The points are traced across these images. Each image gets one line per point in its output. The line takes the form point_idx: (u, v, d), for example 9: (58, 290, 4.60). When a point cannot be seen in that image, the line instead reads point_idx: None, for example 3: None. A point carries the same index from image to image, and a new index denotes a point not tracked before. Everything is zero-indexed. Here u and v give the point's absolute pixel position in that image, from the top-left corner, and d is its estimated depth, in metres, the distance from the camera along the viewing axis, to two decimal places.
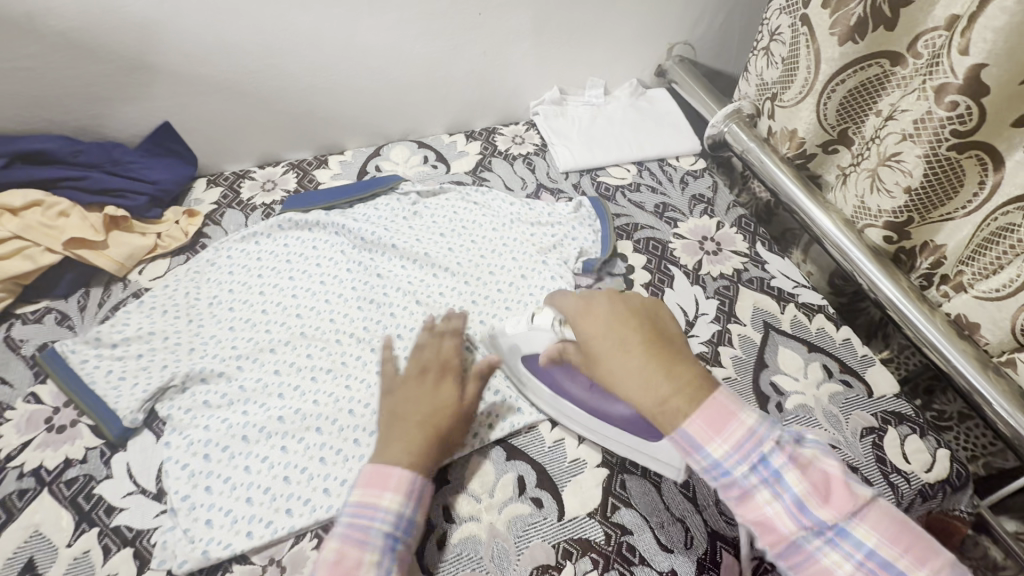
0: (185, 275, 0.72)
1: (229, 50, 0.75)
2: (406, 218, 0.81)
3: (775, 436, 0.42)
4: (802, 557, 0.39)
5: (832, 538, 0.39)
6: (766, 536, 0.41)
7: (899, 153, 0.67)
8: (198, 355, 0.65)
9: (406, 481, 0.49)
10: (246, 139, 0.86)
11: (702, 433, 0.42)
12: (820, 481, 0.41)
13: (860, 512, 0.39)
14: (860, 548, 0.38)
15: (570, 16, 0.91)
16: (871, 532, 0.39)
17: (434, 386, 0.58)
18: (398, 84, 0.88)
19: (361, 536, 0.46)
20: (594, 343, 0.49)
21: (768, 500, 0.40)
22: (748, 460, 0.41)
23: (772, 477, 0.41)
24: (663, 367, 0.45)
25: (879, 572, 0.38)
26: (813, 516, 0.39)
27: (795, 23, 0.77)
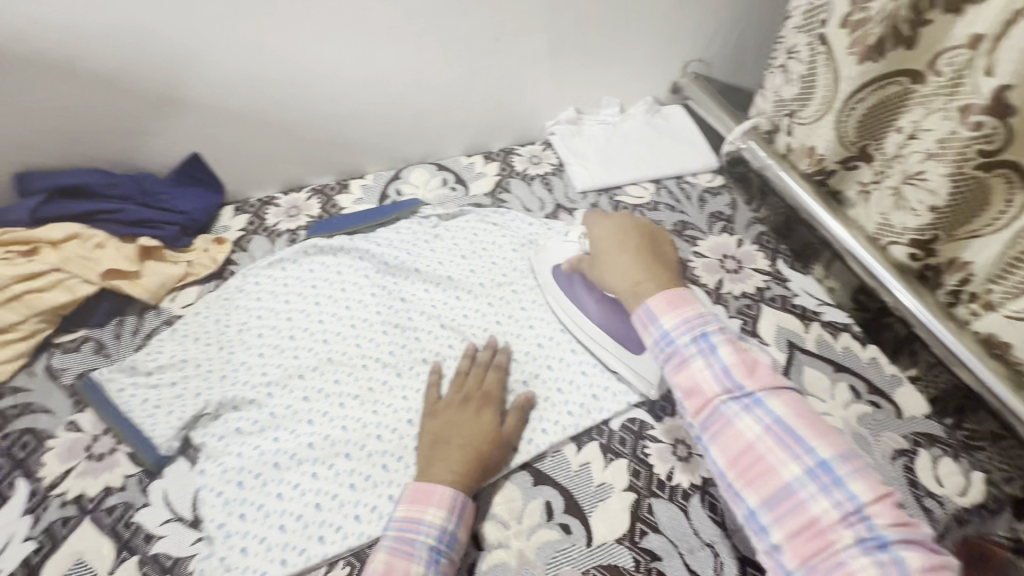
0: (216, 302, 0.74)
1: (255, 82, 0.78)
2: (428, 240, 0.83)
3: (719, 326, 0.56)
4: (722, 418, 0.51)
5: (750, 404, 0.51)
6: (694, 396, 0.54)
7: (922, 171, 0.68)
8: (230, 382, 0.66)
9: (449, 497, 0.53)
10: (271, 167, 0.88)
11: (662, 308, 0.58)
12: (748, 361, 0.53)
13: (775, 392, 0.51)
14: (770, 416, 0.50)
15: (586, 38, 0.92)
16: (783, 406, 0.50)
17: (476, 414, 0.61)
18: (417, 109, 0.90)
19: (407, 548, 0.49)
20: (605, 247, 0.69)
21: (701, 368, 0.54)
22: (691, 333, 0.56)
23: (708, 350, 0.54)
24: (646, 265, 0.65)
25: (783, 435, 0.48)
26: (734, 382, 0.52)
27: (812, 42, 0.78)
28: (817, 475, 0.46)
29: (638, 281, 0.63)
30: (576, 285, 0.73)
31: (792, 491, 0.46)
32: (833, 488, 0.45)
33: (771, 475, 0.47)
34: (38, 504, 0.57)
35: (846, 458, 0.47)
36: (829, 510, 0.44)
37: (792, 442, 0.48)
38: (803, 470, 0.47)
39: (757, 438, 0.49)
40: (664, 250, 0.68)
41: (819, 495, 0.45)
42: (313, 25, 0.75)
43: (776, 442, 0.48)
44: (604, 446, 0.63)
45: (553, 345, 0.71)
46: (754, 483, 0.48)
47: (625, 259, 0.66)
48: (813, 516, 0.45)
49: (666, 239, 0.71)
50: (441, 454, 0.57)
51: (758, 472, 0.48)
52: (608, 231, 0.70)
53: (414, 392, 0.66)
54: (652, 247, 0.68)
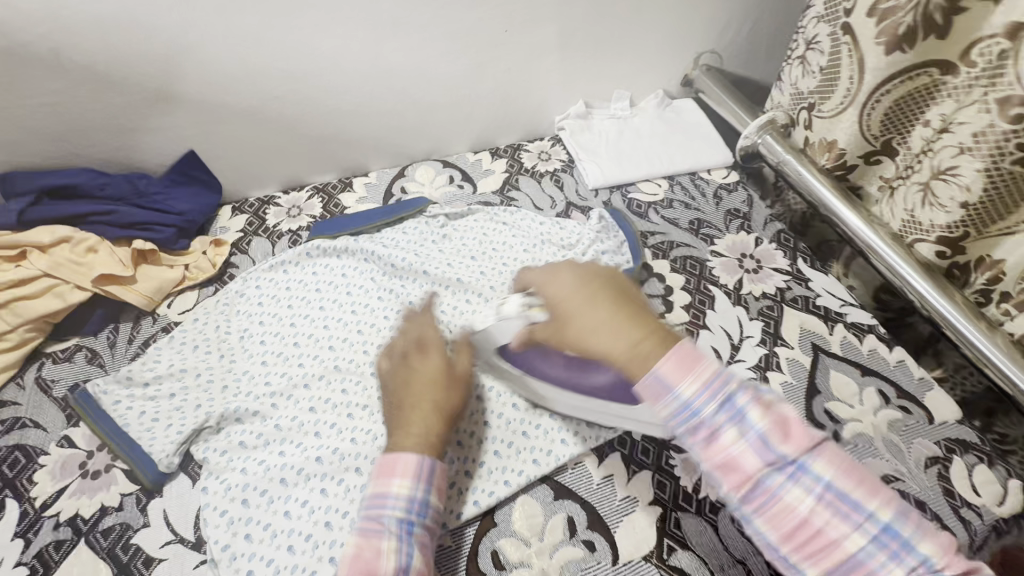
0: (215, 307, 0.71)
1: (253, 76, 0.74)
2: (436, 241, 0.79)
3: (739, 378, 0.40)
4: (767, 496, 0.37)
5: (795, 474, 0.38)
6: (728, 477, 0.39)
7: (956, 166, 0.64)
8: (233, 394, 0.63)
9: (412, 464, 0.48)
10: (271, 165, 0.84)
11: (672, 373, 0.40)
12: (781, 417, 0.39)
13: (817, 448, 0.38)
14: (819, 482, 0.37)
15: (596, 30, 0.88)
16: (830, 467, 0.38)
17: (419, 364, 0.57)
18: (422, 103, 0.86)
19: (376, 528, 0.46)
20: (563, 307, 0.46)
21: (734, 440, 0.38)
22: (713, 396, 0.39)
23: (736, 415, 0.39)
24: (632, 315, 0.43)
25: (837, 504, 0.37)
26: (776, 451, 0.38)
27: (835, 32, 0.74)
28: (884, 541, 0.36)
29: (638, 345, 0.42)
30: (528, 357, 0.58)
31: (860, 564, 0.36)
32: (904, 552, 0.35)
33: (833, 549, 0.36)
34: (30, 526, 0.54)
35: (904, 512, 0.37)
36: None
37: (849, 509, 0.37)
38: (869, 538, 0.36)
39: (811, 511, 0.37)
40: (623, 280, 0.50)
41: (891, 564, 0.35)
42: (314, 15, 0.71)
43: (831, 513, 0.36)
44: (626, 457, 0.61)
45: None
46: (811, 563, 0.37)
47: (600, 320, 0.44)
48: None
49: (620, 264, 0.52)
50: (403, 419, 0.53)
51: (816, 548, 0.37)
52: (562, 287, 0.47)
53: None
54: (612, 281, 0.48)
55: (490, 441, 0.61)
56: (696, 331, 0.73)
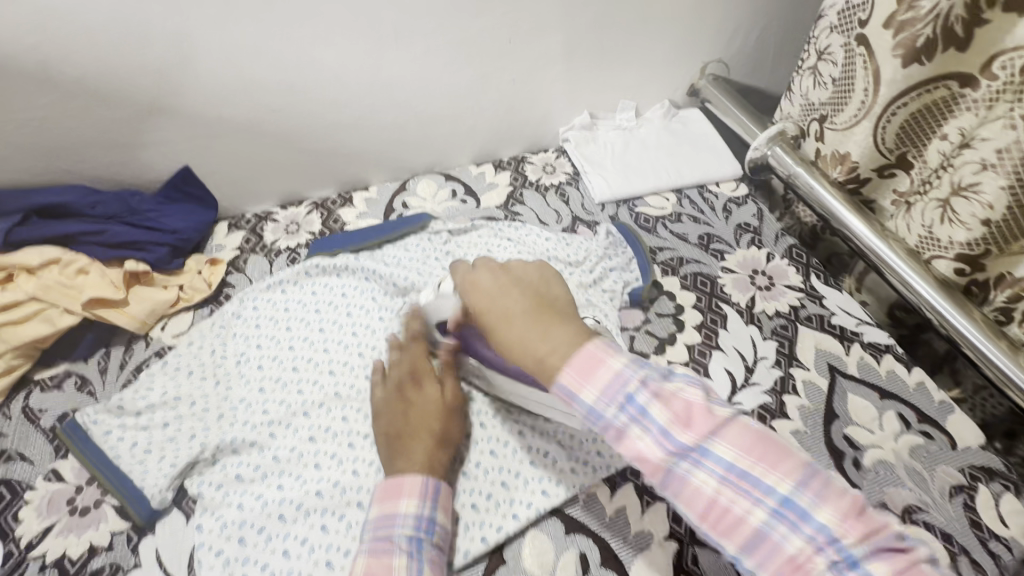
0: (210, 330, 0.69)
1: (251, 89, 0.72)
2: (439, 259, 0.77)
3: (639, 371, 0.40)
4: (675, 483, 0.38)
5: (698, 459, 0.37)
6: (644, 469, 0.39)
7: (978, 183, 0.63)
8: (229, 423, 0.61)
9: (418, 483, 0.49)
10: (269, 180, 0.82)
11: (574, 383, 0.41)
12: (682, 406, 0.39)
13: (719, 431, 0.37)
14: (721, 464, 0.37)
15: (602, 40, 0.86)
16: (730, 448, 0.37)
17: (416, 395, 0.57)
18: (424, 116, 0.84)
19: (387, 545, 0.46)
20: (486, 316, 0.47)
21: (638, 435, 0.38)
22: (612, 397, 0.40)
23: (637, 412, 0.39)
24: (542, 326, 0.44)
25: (740, 483, 0.36)
26: (675, 439, 0.38)
27: (849, 43, 0.72)
28: (782, 513, 0.35)
29: (541, 354, 0.42)
30: (469, 337, 0.59)
31: (764, 542, 0.35)
32: (802, 522, 0.34)
33: (738, 528, 0.36)
34: (15, 567, 0.51)
35: (806, 481, 0.36)
36: (806, 550, 0.34)
37: (748, 484, 0.36)
38: (768, 513, 0.35)
39: (715, 493, 0.36)
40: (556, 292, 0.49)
41: (791, 536, 0.35)
42: (315, 27, 0.69)
43: (734, 493, 0.36)
44: (640, 487, 0.58)
45: None
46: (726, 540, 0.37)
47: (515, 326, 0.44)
48: (793, 563, 0.34)
49: (553, 275, 0.51)
50: (403, 449, 0.53)
51: (726, 528, 0.36)
52: (484, 291, 0.48)
53: None
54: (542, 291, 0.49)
55: (497, 472, 0.59)
56: (708, 352, 0.70)
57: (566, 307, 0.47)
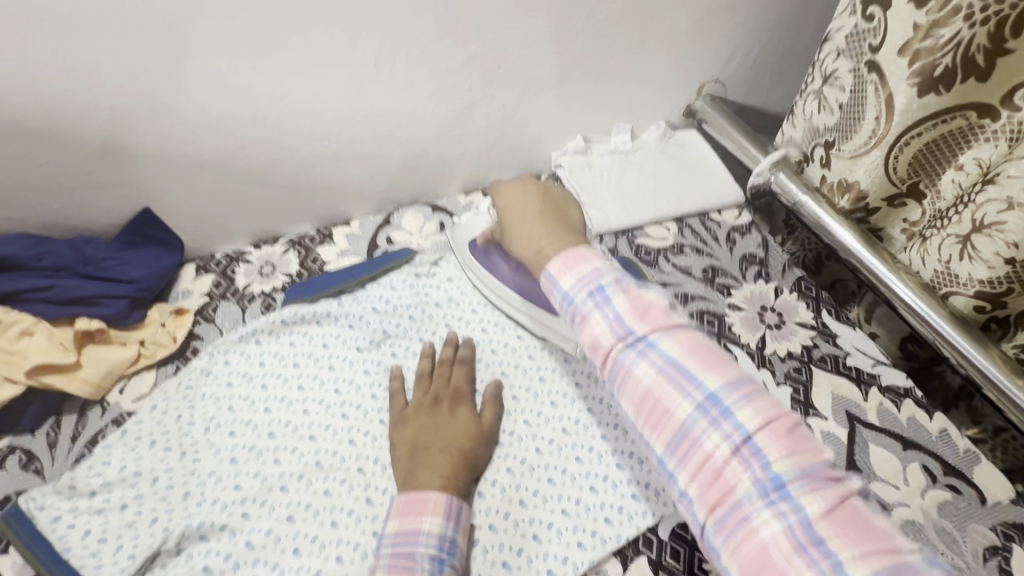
0: (176, 392, 0.62)
1: (217, 126, 0.66)
2: (431, 299, 0.72)
3: (615, 271, 0.44)
4: (619, 369, 0.41)
5: (644, 349, 0.41)
6: (595, 354, 0.43)
7: (1002, 223, 0.58)
8: (196, 503, 0.54)
9: (444, 502, 0.50)
10: (242, 218, 0.76)
11: (557, 269, 0.46)
12: (643, 301, 0.42)
13: (670, 329, 0.41)
14: (663, 357, 0.40)
15: (598, 62, 0.81)
16: (675, 344, 0.40)
17: (449, 414, 0.59)
18: (409, 145, 0.79)
19: (408, 562, 0.46)
20: (506, 214, 0.55)
21: (596, 320, 0.42)
22: (583, 285, 0.44)
23: (602, 299, 0.43)
24: (549, 229, 0.50)
25: (678, 378, 0.39)
26: (625, 327, 0.41)
27: (859, 69, 0.68)
28: (709, 412, 0.38)
29: (541, 247, 0.49)
30: (491, 257, 0.69)
31: (687, 433, 0.38)
32: (726, 422, 0.37)
33: (669, 419, 0.39)
34: None
35: (738, 387, 0.38)
36: (724, 447, 0.37)
37: (683, 380, 0.39)
38: (696, 408, 0.38)
39: (651, 384, 0.40)
40: (572, 212, 0.55)
41: (713, 433, 0.37)
42: (290, 58, 0.63)
43: (669, 385, 0.39)
44: (654, 562, 0.54)
45: (581, 432, 0.62)
46: (657, 434, 0.39)
47: (526, 230, 0.52)
48: (709, 457, 0.37)
49: (574, 203, 0.57)
50: (423, 462, 0.54)
51: (655, 416, 0.39)
52: (511, 198, 0.55)
53: None
54: (559, 213, 0.53)
55: (498, 550, 0.55)
56: None
57: (578, 226, 0.52)
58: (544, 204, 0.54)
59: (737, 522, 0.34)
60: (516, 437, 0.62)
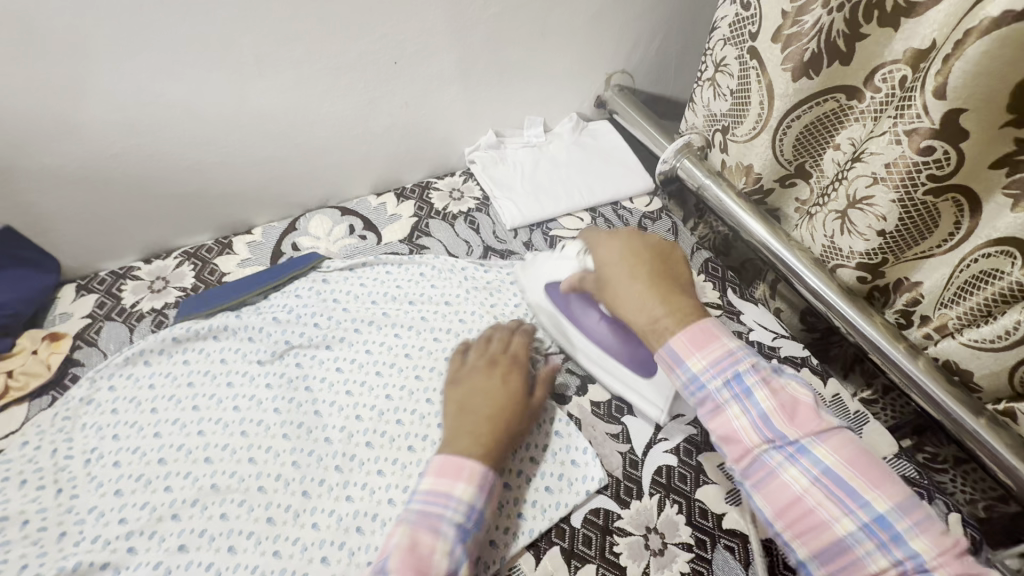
0: (53, 425, 0.58)
1: (78, 132, 0.62)
2: (338, 304, 0.69)
3: (753, 362, 0.52)
4: (765, 470, 0.49)
5: (794, 454, 0.48)
6: (734, 448, 0.51)
7: (871, 197, 0.61)
8: (73, 544, 0.51)
9: (479, 472, 0.50)
10: (127, 232, 0.74)
11: (686, 350, 0.54)
12: (790, 405, 0.50)
13: (822, 436, 0.49)
14: (816, 466, 0.47)
15: (498, 57, 0.80)
16: (830, 453, 0.47)
17: (502, 381, 0.59)
18: (308, 145, 0.76)
19: (434, 522, 0.47)
20: (609, 275, 0.61)
21: (737, 415, 0.51)
22: (722, 376, 0.52)
23: (743, 394, 0.51)
24: (661, 294, 0.58)
25: (831, 487, 0.46)
26: (775, 429, 0.49)
27: (742, 56, 0.71)
28: (873, 530, 0.44)
29: (656, 317, 0.57)
30: (572, 302, 0.66)
31: (847, 547, 0.45)
32: (893, 545, 0.44)
33: (823, 529, 0.46)
34: None
35: (905, 509, 0.45)
36: (889, 568, 0.43)
37: (843, 494, 0.46)
38: (857, 525, 0.45)
39: (804, 491, 0.47)
40: (680, 275, 0.62)
41: (876, 552, 0.44)
42: (159, 58, 0.60)
43: (824, 494, 0.46)
44: (567, 550, 0.54)
45: None
46: (806, 541, 0.46)
47: (635, 289, 0.59)
48: (873, 575, 0.43)
49: (680, 260, 0.64)
50: (470, 423, 0.54)
51: (809, 525, 0.46)
52: (615, 255, 0.62)
53: (327, 517, 0.54)
54: (666, 272, 0.61)
55: None
56: None
57: (684, 287, 0.60)
58: (650, 259, 0.62)
59: None
60: (429, 441, 0.58)
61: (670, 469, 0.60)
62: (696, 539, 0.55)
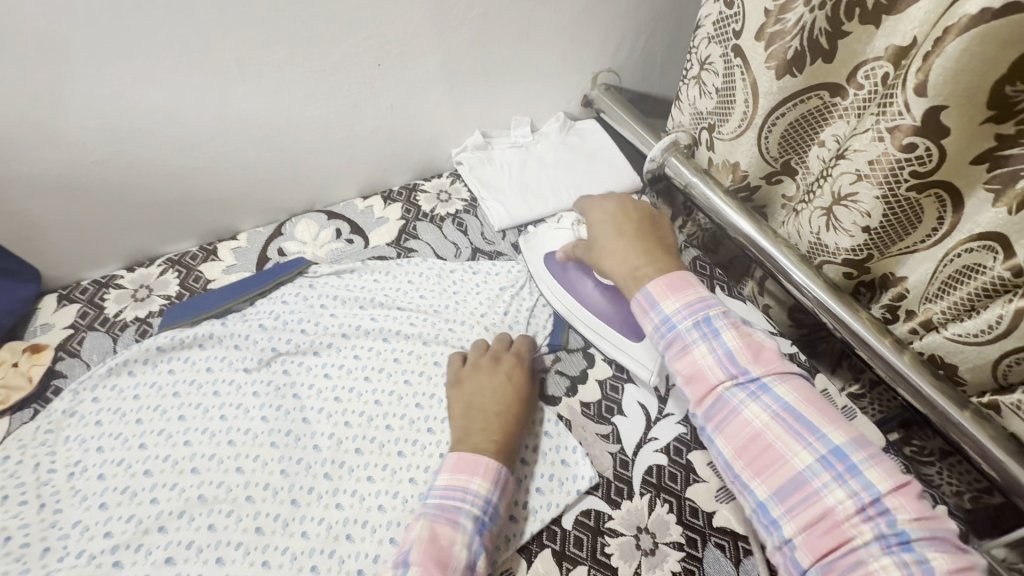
0: (34, 438, 0.57)
1: (56, 139, 0.61)
2: (326, 309, 0.68)
3: (722, 308, 0.55)
4: (728, 408, 0.50)
5: (757, 394, 0.50)
6: (699, 387, 0.52)
7: (855, 193, 0.61)
8: (58, 559, 0.51)
9: (494, 468, 0.52)
10: (110, 240, 0.73)
11: (663, 293, 0.56)
12: (755, 347, 0.52)
13: (783, 377, 0.50)
14: (777, 402, 0.49)
15: (482, 58, 0.80)
16: (790, 391, 0.49)
17: (507, 379, 0.59)
18: (293, 149, 0.75)
19: (452, 515, 0.48)
20: (598, 235, 0.65)
21: (704, 353, 0.52)
22: (693, 317, 0.54)
23: (712, 335, 0.53)
24: (645, 250, 0.61)
25: (790, 422, 0.48)
26: (739, 367, 0.51)
27: (727, 54, 0.71)
28: (830, 462, 0.46)
29: (637, 270, 0.59)
30: (569, 272, 0.70)
31: (804, 480, 0.46)
32: (850, 478, 0.45)
33: (783, 464, 0.47)
34: None
35: (860, 444, 0.46)
36: (846, 501, 0.44)
37: (801, 429, 0.48)
38: (815, 458, 0.46)
39: (763, 426, 0.49)
40: (664, 233, 0.64)
41: (833, 484, 0.45)
42: (135, 64, 0.59)
43: (785, 430, 0.48)
44: (559, 553, 0.55)
45: None
46: (765, 477, 0.47)
47: (621, 245, 0.62)
48: (828, 507, 0.44)
49: (665, 222, 0.66)
50: (482, 420, 0.56)
51: (768, 460, 0.48)
52: (605, 216, 0.65)
53: (316, 526, 0.53)
54: (652, 229, 0.63)
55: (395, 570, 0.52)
56: (621, 387, 0.66)
57: (669, 245, 0.63)
58: (637, 219, 0.65)
59: (851, 561, 0.42)
60: (419, 445, 0.58)
61: (660, 468, 0.60)
62: (687, 538, 0.55)
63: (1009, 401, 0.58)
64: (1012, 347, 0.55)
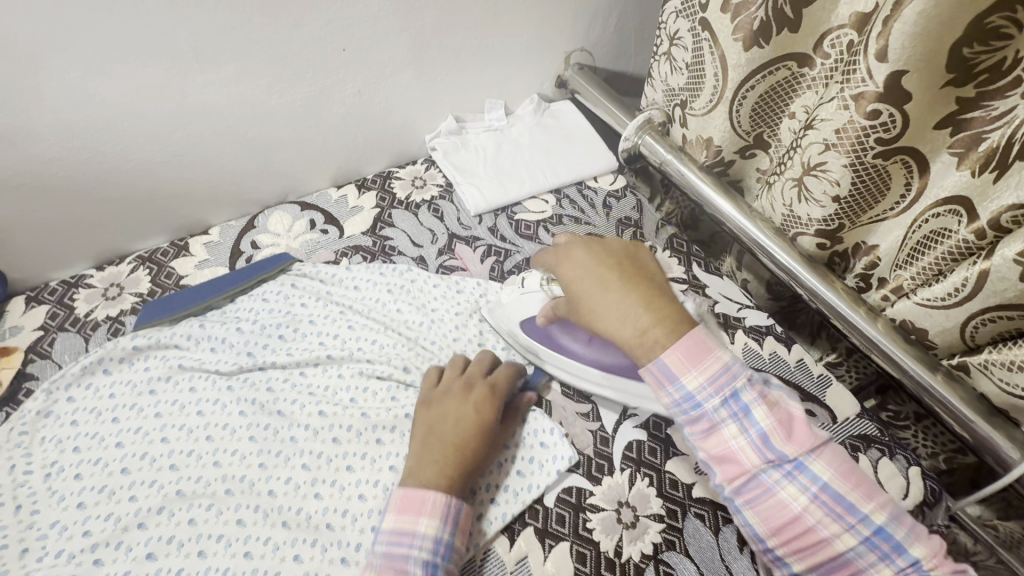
0: (7, 441, 0.57)
1: (11, 137, 0.59)
2: (304, 306, 0.68)
3: (747, 377, 0.47)
4: (761, 489, 0.45)
5: (794, 473, 0.44)
6: (731, 469, 0.46)
7: (823, 163, 0.61)
8: (36, 559, 0.51)
9: (441, 505, 0.48)
10: (76, 240, 0.72)
11: (683, 365, 0.47)
12: (785, 421, 0.46)
13: (817, 450, 0.45)
14: (815, 482, 0.44)
15: (450, 41, 0.79)
16: (826, 467, 0.44)
17: (472, 408, 0.55)
18: (260, 139, 0.74)
19: (400, 565, 0.45)
20: (579, 286, 0.54)
21: (735, 435, 0.46)
22: (721, 394, 0.47)
23: (742, 413, 0.46)
24: (644, 302, 0.50)
25: (830, 503, 0.43)
26: (774, 450, 0.45)
27: (695, 28, 0.70)
28: (874, 543, 0.42)
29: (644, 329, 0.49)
30: (554, 334, 0.64)
31: (848, 561, 0.42)
32: (896, 555, 0.42)
33: (823, 546, 0.43)
34: None
35: (899, 517, 0.43)
36: None
37: (842, 510, 0.43)
38: (859, 539, 0.43)
39: (804, 509, 0.44)
40: (654, 274, 0.54)
41: (879, 562, 0.42)
42: (86, 56, 0.57)
43: (826, 513, 0.43)
44: (541, 530, 0.55)
45: None
46: (806, 557, 0.44)
47: (613, 299, 0.51)
48: None
49: (650, 258, 0.56)
50: (433, 450, 0.52)
51: (807, 542, 0.44)
52: (579, 269, 0.55)
53: (296, 515, 0.53)
54: (642, 274, 0.53)
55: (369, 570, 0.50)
56: None
57: (666, 290, 0.53)
58: (617, 264, 0.54)
59: None
60: (399, 434, 0.58)
61: (640, 443, 0.61)
62: (666, 510, 0.56)
63: (975, 361, 0.58)
64: (976, 309, 0.55)
